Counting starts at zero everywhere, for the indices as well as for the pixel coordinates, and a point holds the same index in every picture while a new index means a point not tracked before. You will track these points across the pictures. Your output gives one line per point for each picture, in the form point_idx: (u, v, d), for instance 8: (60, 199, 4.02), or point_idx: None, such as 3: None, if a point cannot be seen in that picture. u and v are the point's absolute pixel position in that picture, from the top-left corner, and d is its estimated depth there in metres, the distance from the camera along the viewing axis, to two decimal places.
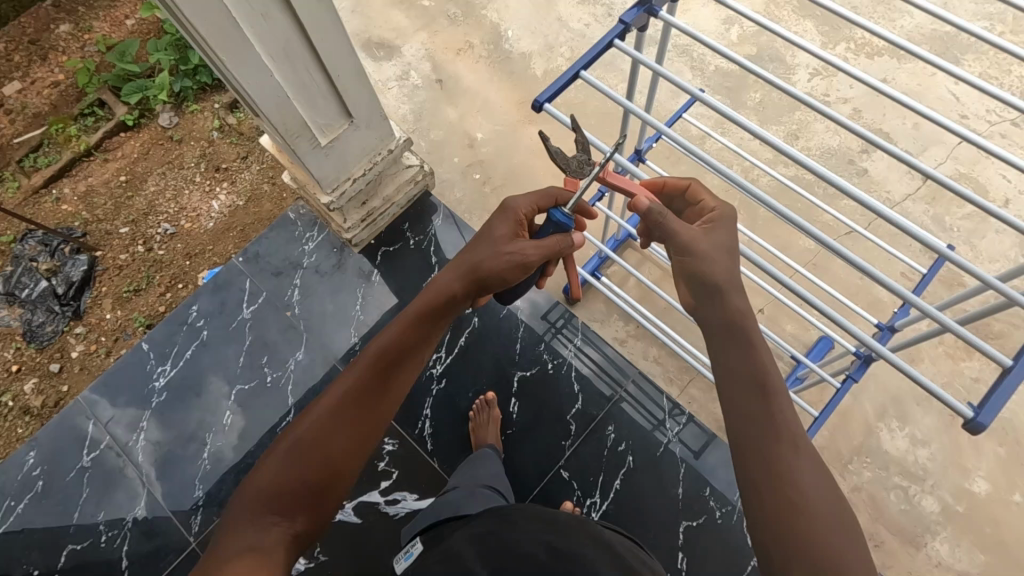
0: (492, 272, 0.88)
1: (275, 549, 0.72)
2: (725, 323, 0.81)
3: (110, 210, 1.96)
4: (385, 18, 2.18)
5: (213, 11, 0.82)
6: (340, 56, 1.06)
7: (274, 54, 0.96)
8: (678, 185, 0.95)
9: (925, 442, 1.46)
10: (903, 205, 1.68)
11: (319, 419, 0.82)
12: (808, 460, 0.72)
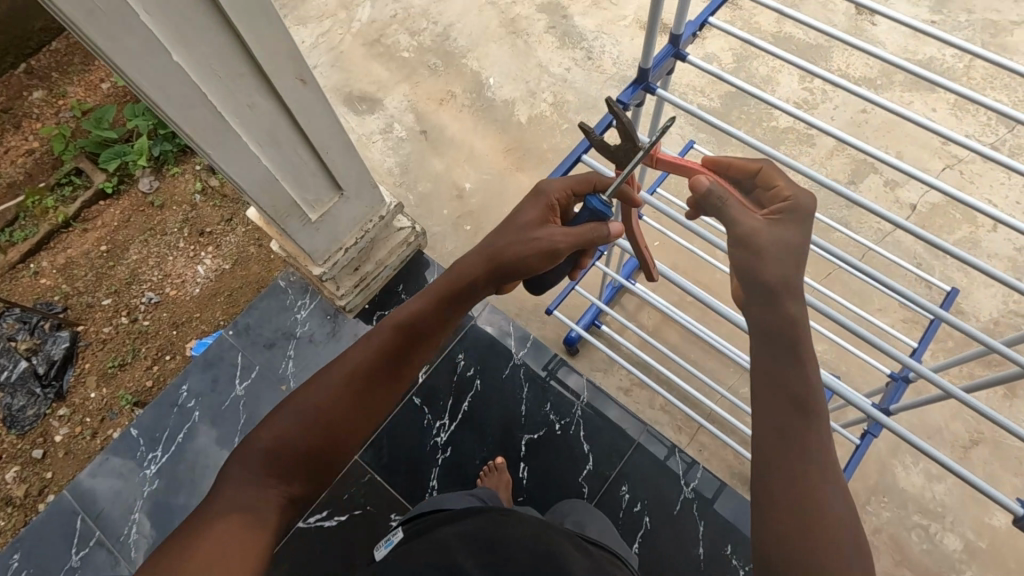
0: (513, 260, 0.81)
1: (264, 517, 0.74)
2: (777, 331, 0.69)
3: (91, 281, 1.91)
4: (365, 71, 2.18)
5: (197, 107, 0.80)
6: (329, 135, 1.04)
7: (260, 140, 0.93)
8: (748, 167, 0.78)
9: (941, 477, 1.43)
10: (894, 235, 1.68)
11: (329, 389, 0.81)
12: (829, 479, 0.65)
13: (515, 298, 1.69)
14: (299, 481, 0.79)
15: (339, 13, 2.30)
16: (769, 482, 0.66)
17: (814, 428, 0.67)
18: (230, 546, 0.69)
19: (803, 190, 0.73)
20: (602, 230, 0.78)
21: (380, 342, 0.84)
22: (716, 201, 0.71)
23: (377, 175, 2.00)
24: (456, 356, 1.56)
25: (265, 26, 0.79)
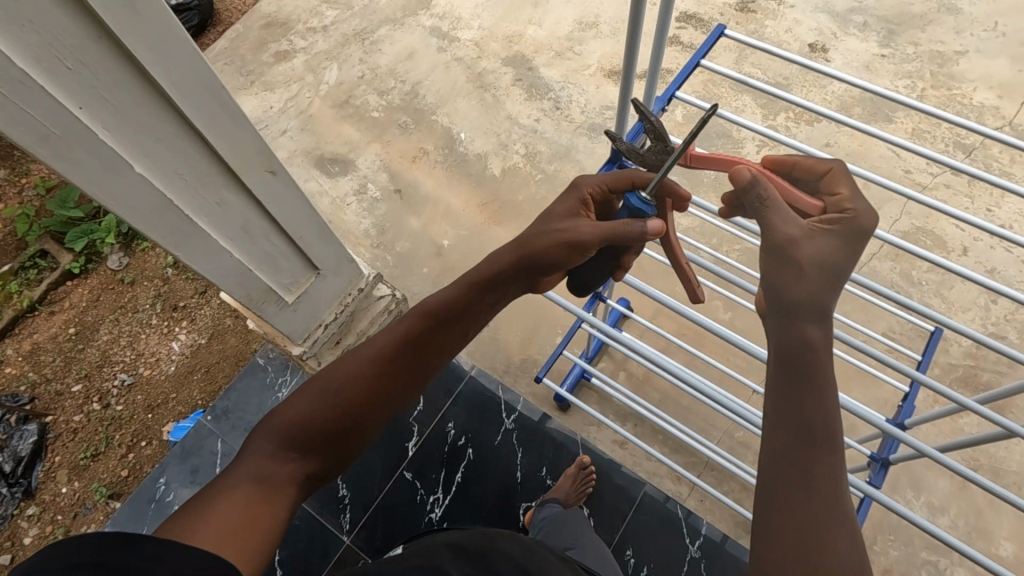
0: (541, 246, 0.74)
1: (277, 491, 0.71)
2: (792, 353, 0.62)
3: (60, 366, 1.83)
4: (336, 133, 2.19)
5: (164, 215, 0.78)
6: (302, 220, 1.02)
7: (232, 233, 0.91)
8: (815, 168, 0.66)
9: (944, 509, 1.41)
10: (870, 264, 1.71)
11: (352, 370, 0.78)
12: (838, 506, 0.59)
13: (502, 354, 1.65)
14: (317, 461, 0.76)
15: (307, 77, 2.32)
16: (772, 508, 0.60)
17: (824, 457, 0.60)
18: (236, 512, 0.66)
19: (865, 206, 0.63)
20: (638, 227, 0.67)
21: (411, 324, 0.80)
22: (754, 196, 0.62)
23: (354, 236, 1.98)
24: (446, 426, 1.52)
25: (231, 127, 0.78)
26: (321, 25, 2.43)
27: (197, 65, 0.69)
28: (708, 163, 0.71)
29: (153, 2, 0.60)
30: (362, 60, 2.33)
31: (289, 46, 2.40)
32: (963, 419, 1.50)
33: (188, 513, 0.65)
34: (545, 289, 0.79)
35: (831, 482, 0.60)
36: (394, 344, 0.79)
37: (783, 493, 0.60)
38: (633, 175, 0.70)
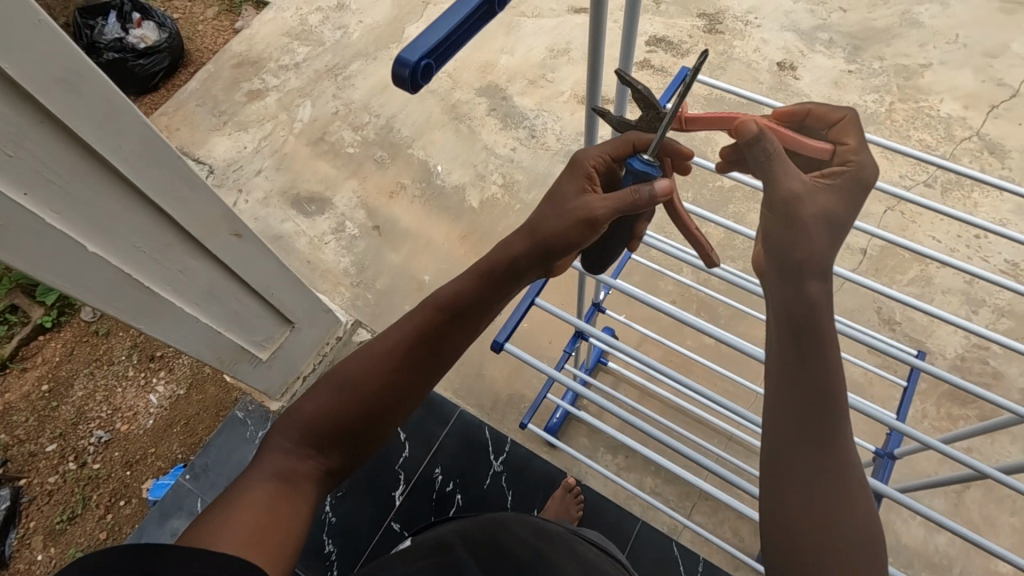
0: (557, 223, 0.71)
1: (299, 487, 0.71)
2: (794, 325, 0.61)
3: (33, 426, 1.76)
4: (311, 171, 2.17)
5: (120, 286, 0.77)
6: (273, 276, 1.01)
7: (198, 300, 0.90)
8: (828, 116, 0.67)
9: (940, 526, 1.40)
10: (851, 280, 1.71)
11: (368, 364, 0.76)
12: (850, 478, 0.59)
13: (489, 390, 1.61)
14: (335, 457, 0.76)
15: (281, 115, 2.30)
16: (784, 484, 0.59)
17: (836, 431, 0.59)
18: (254, 509, 0.66)
19: (869, 157, 0.64)
20: (649, 188, 0.66)
21: (427, 317, 0.78)
22: (759, 150, 0.60)
23: (333, 276, 1.96)
24: (433, 471, 1.48)
25: (187, 193, 0.78)
26: (294, 62, 2.43)
27: (147, 138, 0.70)
28: (701, 123, 0.71)
29: (94, 82, 0.62)
30: (335, 95, 2.33)
31: (262, 85, 2.39)
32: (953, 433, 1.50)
33: (212, 513, 0.65)
34: (560, 272, 0.78)
35: (844, 453, 0.59)
36: (410, 338, 0.77)
37: (794, 470, 0.59)
38: (633, 138, 0.71)
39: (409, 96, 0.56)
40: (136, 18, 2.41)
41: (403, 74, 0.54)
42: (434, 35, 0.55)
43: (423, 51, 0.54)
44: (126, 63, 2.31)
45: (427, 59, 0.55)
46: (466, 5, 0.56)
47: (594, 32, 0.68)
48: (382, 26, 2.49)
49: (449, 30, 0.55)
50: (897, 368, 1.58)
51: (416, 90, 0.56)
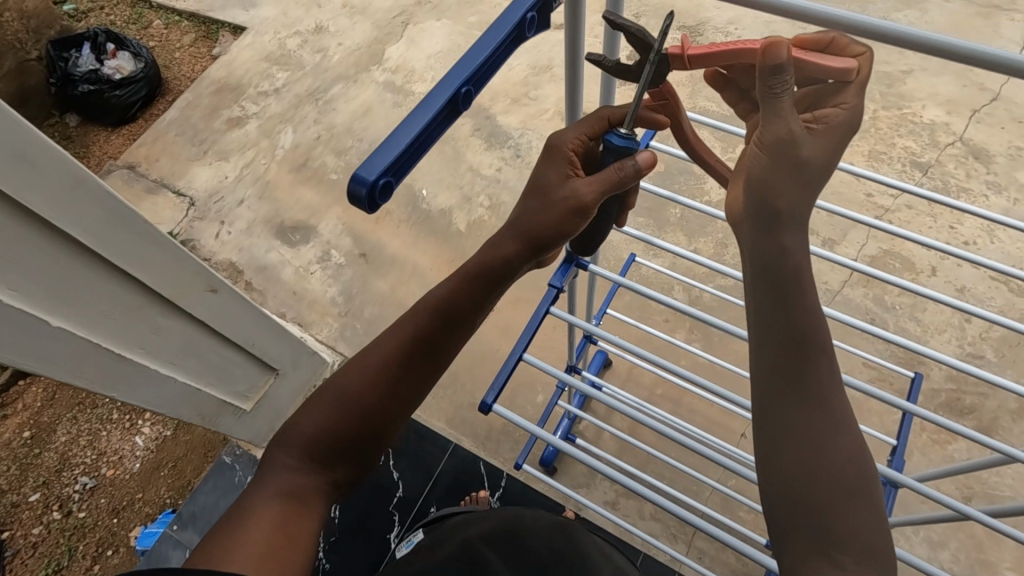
0: (547, 211, 0.68)
1: (307, 502, 0.69)
2: (775, 267, 0.61)
3: (14, 476, 1.71)
4: (295, 198, 2.13)
5: (95, 355, 0.76)
6: (251, 325, 1.01)
7: (173, 358, 0.89)
8: (848, 50, 0.62)
9: (944, 543, 1.38)
10: (843, 292, 1.70)
11: (361, 377, 0.71)
12: (842, 417, 0.57)
13: (482, 420, 1.57)
14: (342, 469, 0.72)
15: (262, 142, 2.27)
16: (776, 428, 0.58)
17: (821, 366, 0.59)
18: (256, 531, 0.64)
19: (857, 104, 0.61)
20: (634, 162, 0.65)
21: (422, 320, 0.72)
22: (775, 83, 0.56)
23: (321, 307, 1.92)
24: (429, 510, 1.42)
25: (157, 254, 0.78)
26: (273, 88, 2.40)
27: (112, 204, 0.70)
28: (710, 56, 0.61)
29: (56, 159, 0.62)
30: (317, 120, 2.30)
31: (241, 112, 2.35)
32: (952, 445, 1.48)
33: (221, 539, 0.63)
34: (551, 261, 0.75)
35: (836, 394, 0.58)
36: (402, 341, 0.72)
37: (784, 409, 0.58)
38: (606, 114, 0.70)
39: (367, 211, 0.58)
40: (111, 48, 2.37)
41: (359, 195, 0.56)
42: (391, 149, 0.56)
43: (381, 169, 0.56)
44: (102, 94, 2.27)
45: (387, 176, 0.57)
46: (425, 114, 0.58)
47: (572, 41, 0.68)
48: (361, 49, 2.46)
49: (408, 142, 0.57)
50: (891, 380, 1.57)
51: (374, 206, 0.58)
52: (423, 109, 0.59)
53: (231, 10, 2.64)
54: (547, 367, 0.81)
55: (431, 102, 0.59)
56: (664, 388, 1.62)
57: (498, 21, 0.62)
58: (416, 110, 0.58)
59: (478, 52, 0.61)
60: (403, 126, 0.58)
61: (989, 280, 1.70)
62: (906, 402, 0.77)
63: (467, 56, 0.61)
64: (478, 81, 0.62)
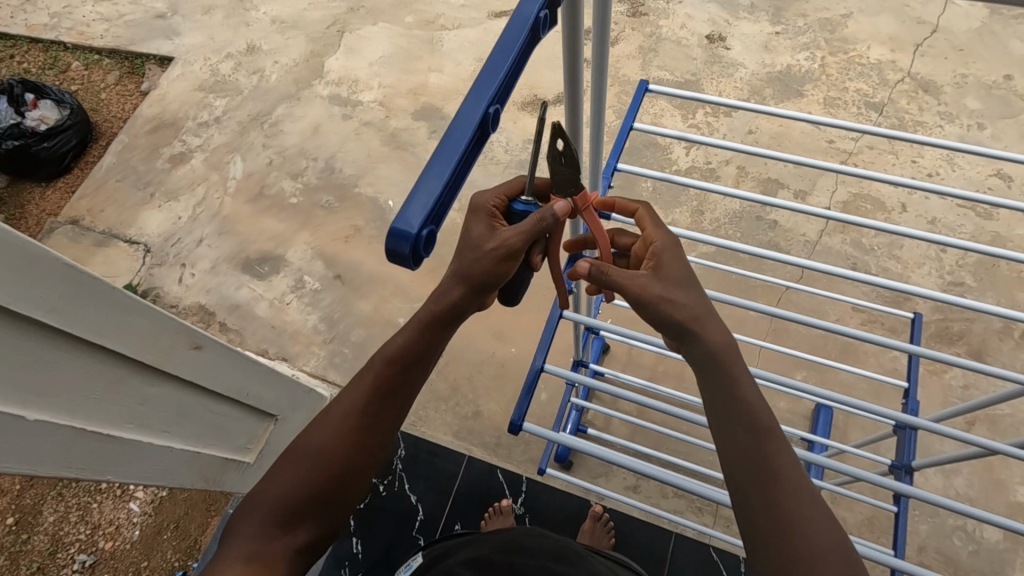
0: (481, 258, 0.63)
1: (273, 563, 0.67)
2: (707, 364, 0.65)
3: (4, 567, 1.60)
4: (257, 229, 2.05)
5: (94, 439, 0.72)
6: (245, 374, 0.99)
7: (165, 426, 0.85)
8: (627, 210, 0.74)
9: (957, 470, 1.42)
10: (822, 241, 1.73)
11: (328, 433, 0.70)
12: (805, 491, 0.62)
13: (491, 428, 1.53)
14: (314, 527, 0.70)
15: (211, 176, 2.16)
16: (755, 510, 0.62)
17: (774, 447, 0.63)
18: None
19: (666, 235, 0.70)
20: (551, 210, 0.63)
21: (385, 369, 0.69)
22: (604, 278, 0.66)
23: (304, 337, 1.85)
24: (454, 528, 1.39)
25: (142, 323, 0.75)
26: (213, 117, 2.29)
27: (90, 283, 0.66)
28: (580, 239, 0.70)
29: (33, 251, 0.58)
30: (266, 145, 2.21)
31: (183, 147, 2.24)
32: (948, 373, 1.52)
33: None
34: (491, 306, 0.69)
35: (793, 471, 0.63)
36: (369, 390, 0.70)
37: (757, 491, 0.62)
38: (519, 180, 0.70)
39: (412, 265, 0.57)
40: (30, 99, 2.21)
41: (404, 253, 0.55)
42: (428, 193, 0.55)
43: (423, 218, 0.55)
44: (29, 148, 2.12)
45: (430, 224, 0.56)
46: (460, 142, 0.58)
47: (571, 49, 0.65)
48: (300, 64, 2.37)
49: (447, 179, 0.57)
50: (879, 322, 1.61)
51: (418, 258, 0.57)
52: (453, 139, 0.58)
53: (153, 41, 2.49)
54: (559, 370, 0.85)
55: (459, 131, 0.58)
56: (665, 363, 1.62)
57: (510, 31, 0.62)
58: (447, 141, 0.58)
59: (495, 69, 0.60)
60: (433, 164, 0.57)
61: (957, 208, 1.74)
62: (909, 344, 0.82)
63: (485, 75, 0.60)
64: (502, 97, 0.62)
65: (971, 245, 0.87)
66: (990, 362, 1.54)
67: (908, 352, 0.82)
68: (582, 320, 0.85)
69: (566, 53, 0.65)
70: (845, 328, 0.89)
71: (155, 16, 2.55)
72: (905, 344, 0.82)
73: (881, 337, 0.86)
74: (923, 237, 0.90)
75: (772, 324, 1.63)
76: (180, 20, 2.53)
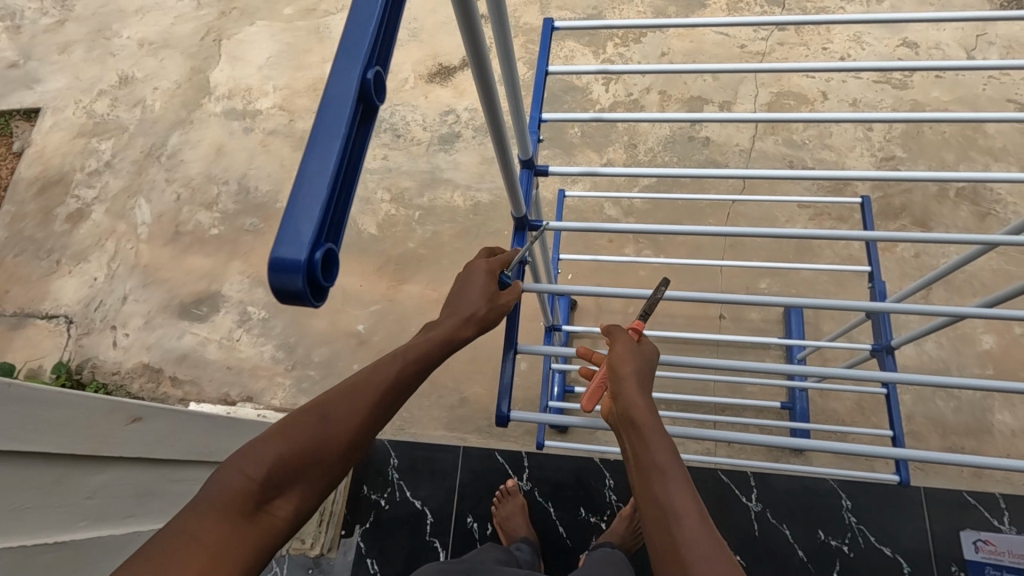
0: (491, 310, 0.72)
1: (231, 561, 0.54)
2: (620, 414, 0.66)
3: None
4: (183, 270, 1.90)
5: (44, 555, 0.65)
6: (194, 430, 0.92)
7: (117, 513, 0.78)
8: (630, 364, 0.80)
9: (925, 336, 1.47)
10: (756, 147, 1.72)
11: (343, 406, 0.62)
12: (715, 549, 0.55)
13: (480, 412, 1.49)
14: (287, 522, 0.58)
15: (118, 226, 1.99)
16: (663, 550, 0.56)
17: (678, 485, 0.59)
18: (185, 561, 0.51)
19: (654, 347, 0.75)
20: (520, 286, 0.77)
21: (409, 364, 0.65)
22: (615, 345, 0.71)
23: (264, 370, 1.75)
24: (467, 521, 1.36)
25: (68, 414, 0.66)
26: (103, 163, 2.09)
27: None
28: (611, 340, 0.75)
29: None
30: (169, 180, 2.04)
31: (79, 202, 2.04)
32: (898, 246, 1.57)
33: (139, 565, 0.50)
34: (492, 326, 0.73)
35: (702, 524, 0.56)
36: (388, 381, 0.64)
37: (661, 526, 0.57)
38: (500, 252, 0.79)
39: (311, 303, 0.42)
40: None
41: (300, 287, 0.40)
42: (313, 205, 0.41)
43: (311, 238, 0.40)
44: None
45: (320, 245, 0.42)
46: (341, 117, 0.43)
47: (471, 38, 0.53)
48: (183, 85, 2.18)
49: (334, 177, 0.42)
50: (827, 213, 1.63)
51: (318, 290, 0.42)
52: (332, 114, 0.43)
53: (13, 94, 2.24)
54: (535, 349, 0.80)
55: (336, 108, 0.43)
56: (635, 304, 1.68)
57: None
58: (320, 122, 0.43)
59: (365, 15, 0.45)
60: (310, 158, 0.42)
61: (874, 85, 1.77)
62: (866, 233, 0.81)
63: (353, 25, 0.45)
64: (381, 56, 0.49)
65: (906, 117, 0.85)
66: (936, 227, 1.59)
67: (865, 239, 0.81)
68: (547, 284, 0.82)
69: (465, 47, 0.54)
70: (801, 231, 0.86)
71: (7, 67, 2.29)
72: (862, 232, 0.80)
73: (838, 231, 0.83)
74: (857, 118, 0.88)
75: (726, 242, 1.64)
76: (36, 64, 2.28)
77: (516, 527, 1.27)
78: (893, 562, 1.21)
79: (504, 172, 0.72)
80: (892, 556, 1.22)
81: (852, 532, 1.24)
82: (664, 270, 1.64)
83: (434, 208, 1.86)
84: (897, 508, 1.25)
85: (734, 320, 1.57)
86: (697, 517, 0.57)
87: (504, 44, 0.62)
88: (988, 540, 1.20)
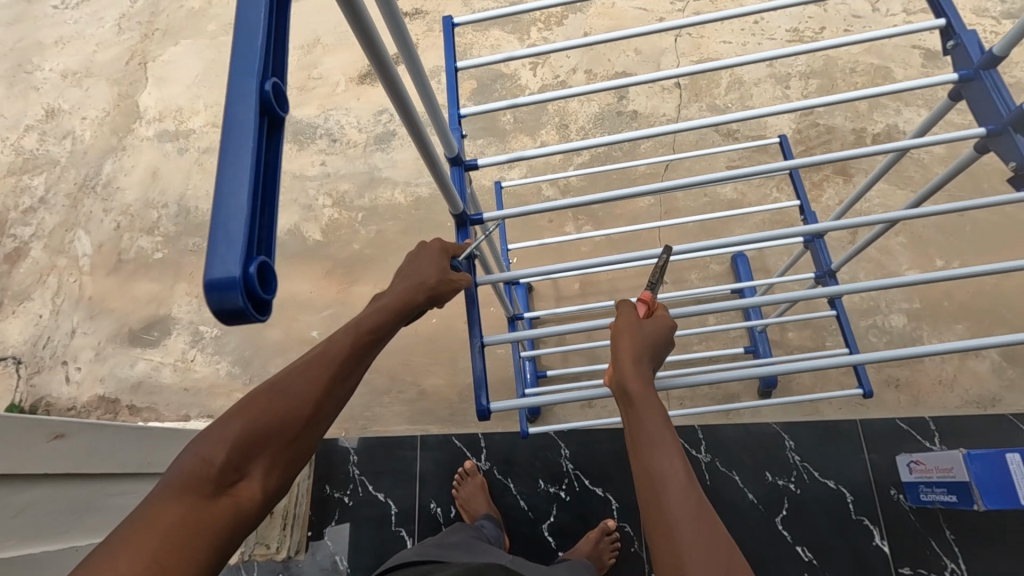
0: (442, 280, 0.73)
1: (197, 540, 0.54)
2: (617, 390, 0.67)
3: None
4: (130, 297, 1.89)
5: None
6: (117, 446, 1.00)
7: (43, 529, 0.86)
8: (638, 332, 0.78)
9: (854, 278, 1.54)
10: (682, 115, 1.77)
11: (299, 383, 0.63)
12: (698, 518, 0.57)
13: (437, 402, 1.51)
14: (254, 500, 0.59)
15: (59, 261, 1.95)
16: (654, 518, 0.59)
17: (665, 457, 0.61)
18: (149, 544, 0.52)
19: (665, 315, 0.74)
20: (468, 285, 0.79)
21: (361, 336, 0.66)
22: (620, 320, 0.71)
23: (223, 387, 1.74)
24: (431, 507, 1.39)
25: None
26: (37, 199, 2.05)
27: None
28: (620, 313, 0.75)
29: None
30: (107, 209, 2.01)
31: (15, 241, 1.99)
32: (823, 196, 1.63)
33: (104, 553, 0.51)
34: (445, 301, 0.75)
35: (689, 490, 0.59)
36: (341, 355, 0.65)
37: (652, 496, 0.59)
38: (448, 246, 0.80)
39: (258, 318, 0.43)
40: None
41: (241, 304, 0.41)
42: (236, 222, 0.42)
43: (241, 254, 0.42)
44: None
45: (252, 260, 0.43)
46: (247, 134, 0.44)
47: (369, 45, 0.54)
48: (111, 113, 2.15)
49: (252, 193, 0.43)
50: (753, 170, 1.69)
51: (259, 306, 0.44)
52: (237, 132, 0.44)
53: None
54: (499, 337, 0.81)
55: (241, 124, 0.44)
56: (583, 279, 1.72)
57: None
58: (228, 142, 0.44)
59: (251, 27, 0.46)
60: (226, 177, 0.43)
61: (788, 44, 1.83)
62: (785, 163, 0.80)
63: (240, 43, 0.46)
64: (276, 69, 0.50)
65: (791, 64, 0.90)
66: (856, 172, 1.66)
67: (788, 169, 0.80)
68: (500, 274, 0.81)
69: (364, 50, 0.54)
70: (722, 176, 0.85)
71: None
72: (779, 163, 0.79)
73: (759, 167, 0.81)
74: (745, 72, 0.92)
75: (662, 208, 1.68)
76: None
77: (477, 506, 1.30)
78: (838, 493, 1.27)
79: (433, 171, 0.73)
80: (835, 488, 1.28)
81: (797, 470, 1.30)
82: (605, 242, 1.69)
83: (378, 207, 1.88)
84: (836, 443, 1.32)
85: (676, 282, 1.62)
86: (683, 479, 0.60)
87: (407, 44, 0.63)
88: (917, 461, 1.21)
